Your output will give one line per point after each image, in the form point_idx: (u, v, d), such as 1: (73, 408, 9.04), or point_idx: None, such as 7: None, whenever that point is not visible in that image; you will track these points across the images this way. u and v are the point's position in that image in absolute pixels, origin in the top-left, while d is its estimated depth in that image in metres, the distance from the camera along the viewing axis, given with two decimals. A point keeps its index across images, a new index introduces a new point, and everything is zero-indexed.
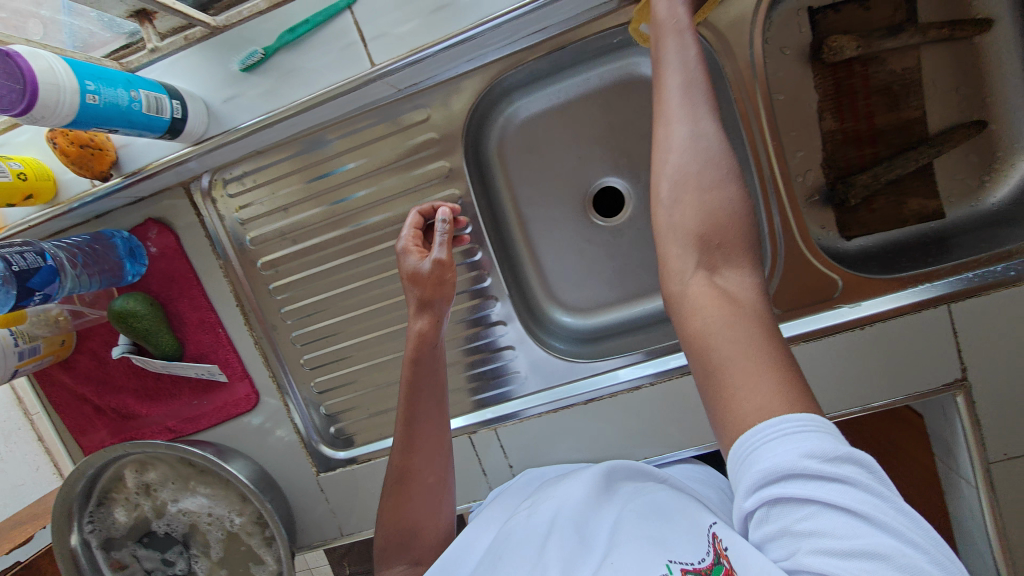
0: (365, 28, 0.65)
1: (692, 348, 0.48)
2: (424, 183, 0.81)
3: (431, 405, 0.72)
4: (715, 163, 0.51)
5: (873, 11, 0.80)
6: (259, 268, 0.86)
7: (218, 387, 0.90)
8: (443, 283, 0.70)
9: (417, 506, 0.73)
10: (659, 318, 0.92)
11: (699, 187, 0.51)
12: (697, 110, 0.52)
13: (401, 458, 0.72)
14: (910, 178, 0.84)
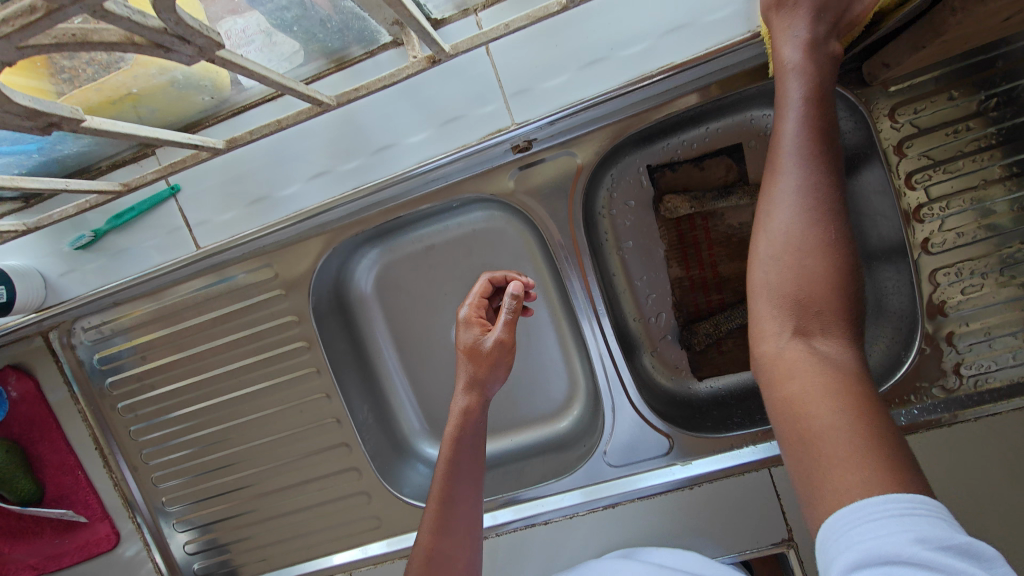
0: (189, 215, 0.69)
1: (787, 406, 0.46)
2: (274, 333, 0.83)
3: (468, 444, 0.72)
4: (823, 242, 0.49)
5: (707, 171, 0.84)
6: (119, 410, 0.88)
7: (80, 526, 0.90)
8: (494, 360, 0.74)
9: (451, 566, 0.68)
10: (525, 454, 0.93)
11: (834, 258, 0.48)
12: (807, 166, 0.51)
13: (437, 499, 0.70)
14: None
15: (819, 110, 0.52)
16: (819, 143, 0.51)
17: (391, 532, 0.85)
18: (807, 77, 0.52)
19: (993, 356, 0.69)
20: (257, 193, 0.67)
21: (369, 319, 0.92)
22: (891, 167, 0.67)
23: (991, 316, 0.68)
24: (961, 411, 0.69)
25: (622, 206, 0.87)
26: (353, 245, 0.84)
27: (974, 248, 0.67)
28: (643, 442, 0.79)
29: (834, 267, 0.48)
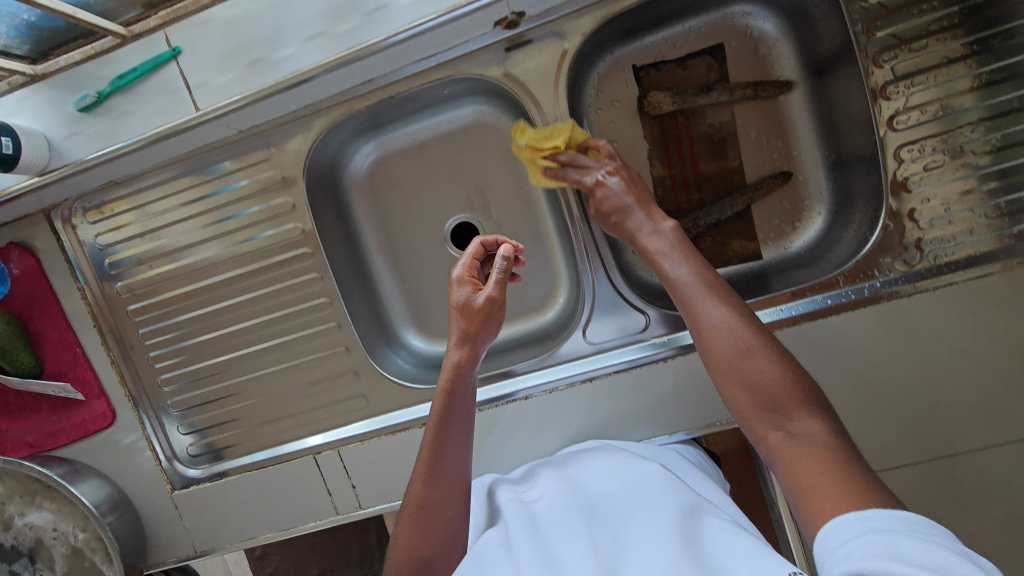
0: (188, 76, 0.71)
1: (792, 476, 0.54)
2: (270, 214, 0.87)
3: (458, 400, 0.75)
4: (762, 348, 0.59)
5: (689, 70, 0.87)
6: (118, 290, 0.92)
7: (78, 403, 0.93)
8: (488, 315, 0.77)
9: (443, 512, 0.70)
10: (508, 347, 0.97)
11: (770, 349, 0.59)
12: (711, 300, 0.62)
13: (429, 450, 0.72)
14: (731, 220, 0.90)
15: (698, 270, 0.66)
16: (712, 280, 0.65)
17: (377, 412, 0.90)
18: (676, 250, 0.68)
19: (948, 231, 0.72)
20: (250, 54, 0.70)
21: (362, 213, 0.96)
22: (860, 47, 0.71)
23: (947, 192, 0.72)
24: (923, 282, 0.73)
25: (610, 105, 0.90)
26: (347, 133, 0.87)
27: (937, 125, 0.71)
28: (620, 320, 0.84)
29: (773, 356, 0.59)
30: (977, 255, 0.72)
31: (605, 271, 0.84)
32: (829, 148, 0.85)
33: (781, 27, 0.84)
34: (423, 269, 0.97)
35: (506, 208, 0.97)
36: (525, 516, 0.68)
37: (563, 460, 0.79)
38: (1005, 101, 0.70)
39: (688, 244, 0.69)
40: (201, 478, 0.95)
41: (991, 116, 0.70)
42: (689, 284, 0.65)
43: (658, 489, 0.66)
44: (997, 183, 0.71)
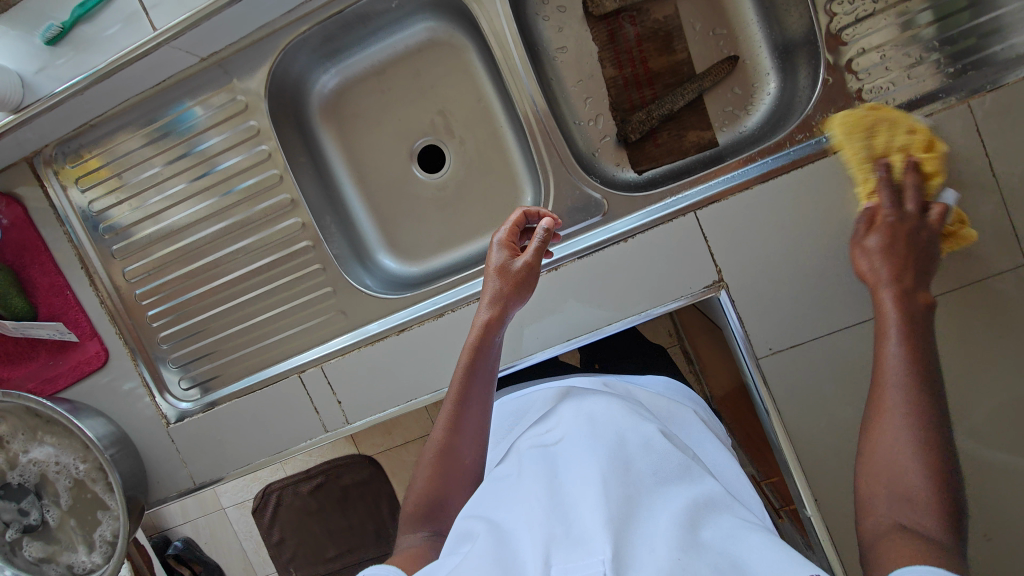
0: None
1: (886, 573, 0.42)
2: (239, 141, 0.91)
3: (483, 360, 0.70)
4: (899, 420, 0.47)
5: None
6: (103, 233, 0.97)
7: (72, 346, 0.97)
8: (518, 283, 0.70)
9: (460, 460, 0.68)
10: (479, 260, 1.00)
11: (926, 486, 0.44)
12: (919, 402, 0.47)
13: (454, 404, 0.68)
14: (684, 111, 0.92)
15: (913, 348, 0.51)
16: (924, 376, 0.49)
17: (356, 325, 0.93)
18: (904, 327, 0.52)
19: (899, 72, 0.75)
20: None
21: (329, 142, 1.00)
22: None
23: (898, 32, 0.75)
24: (880, 125, 0.75)
25: (555, 12, 0.93)
26: (305, 58, 0.91)
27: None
28: (578, 213, 0.88)
29: (941, 491, 0.44)
30: (927, 95, 0.74)
31: (563, 165, 0.89)
32: (768, 28, 0.88)
33: None
34: (395, 190, 1.02)
35: (467, 127, 1.00)
36: (541, 459, 0.61)
37: (581, 398, 0.71)
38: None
39: (928, 324, 0.53)
40: (194, 410, 0.98)
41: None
42: (892, 360, 0.50)
43: (681, 467, 0.56)
44: (935, 21, 0.74)
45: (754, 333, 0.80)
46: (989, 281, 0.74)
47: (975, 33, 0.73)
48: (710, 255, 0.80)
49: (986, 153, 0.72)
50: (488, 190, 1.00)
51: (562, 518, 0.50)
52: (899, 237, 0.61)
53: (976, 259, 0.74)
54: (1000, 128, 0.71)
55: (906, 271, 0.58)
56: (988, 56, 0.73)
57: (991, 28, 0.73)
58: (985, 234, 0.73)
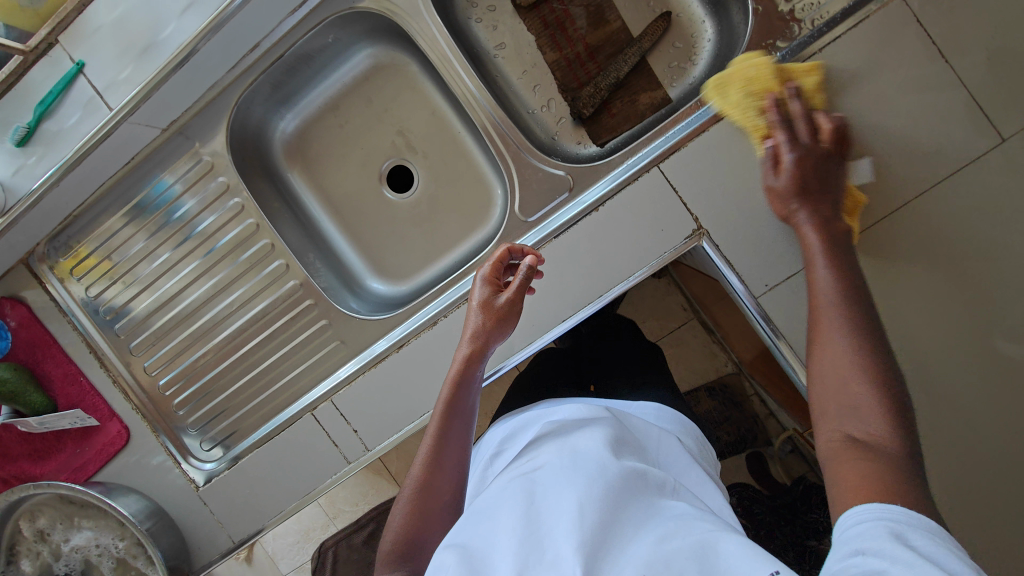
0: (96, 82, 0.80)
1: (835, 471, 0.45)
2: (212, 200, 0.95)
3: (464, 398, 0.69)
4: (832, 312, 0.52)
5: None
6: (105, 316, 1.01)
7: (95, 430, 0.99)
8: (499, 320, 0.71)
9: (438, 497, 0.65)
10: (463, 265, 1.00)
11: (874, 394, 0.47)
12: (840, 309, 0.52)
13: (437, 442, 0.67)
14: (630, 76, 0.93)
15: (841, 268, 0.55)
16: (852, 297, 0.53)
17: (358, 350, 0.95)
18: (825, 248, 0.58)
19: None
20: (141, 44, 0.78)
21: (298, 185, 1.03)
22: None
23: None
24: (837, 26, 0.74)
25: (487, 12, 0.96)
26: (260, 107, 0.94)
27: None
28: (545, 195, 0.87)
29: (882, 395, 0.47)
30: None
31: (519, 150, 0.88)
32: None
33: None
34: (369, 216, 1.04)
35: (427, 140, 1.02)
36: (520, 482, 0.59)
37: (565, 432, 0.67)
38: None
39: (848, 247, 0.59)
40: (220, 468, 0.99)
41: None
42: (824, 288, 0.55)
43: (647, 501, 0.54)
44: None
45: (746, 273, 0.78)
46: (972, 166, 0.72)
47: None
48: (683, 205, 0.78)
49: (937, 42, 0.71)
50: (460, 196, 1.02)
51: (536, 553, 0.47)
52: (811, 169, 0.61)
53: (953, 147, 0.72)
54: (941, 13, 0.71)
55: (813, 198, 0.61)
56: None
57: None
58: (957, 121, 0.72)
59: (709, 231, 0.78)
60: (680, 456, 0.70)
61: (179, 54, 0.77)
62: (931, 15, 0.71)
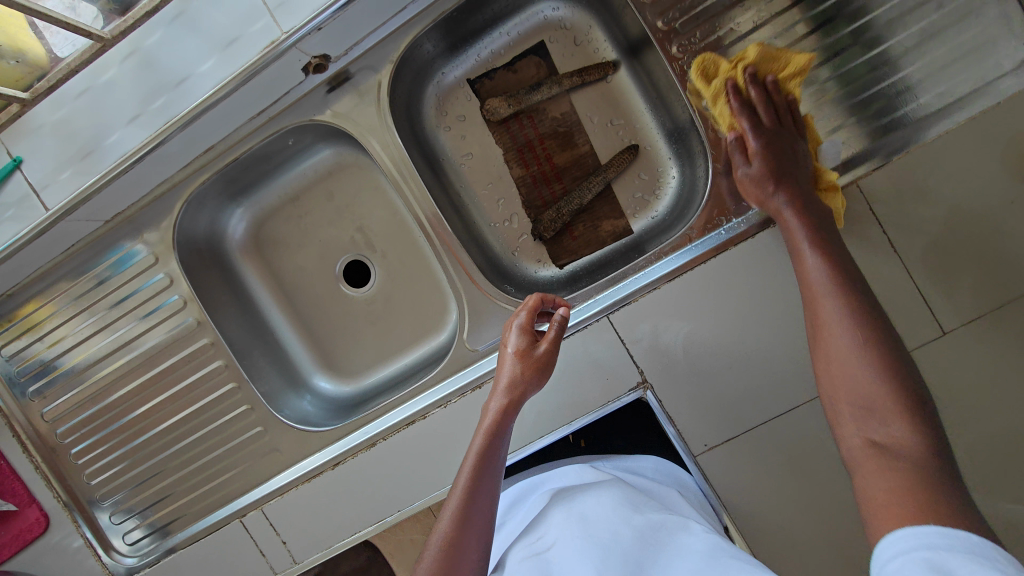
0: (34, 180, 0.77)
1: (860, 459, 0.50)
2: (152, 296, 0.91)
3: (497, 446, 0.66)
4: (825, 285, 0.57)
5: (520, 72, 0.91)
6: (31, 398, 0.96)
7: (11, 517, 0.94)
8: (540, 369, 0.69)
9: (463, 554, 0.59)
10: (411, 372, 0.98)
11: (882, 379, 0.51)
12: (834, 306, 0.56)
13: (467, 492, 0.62)
14: (594, 202, 0.92)
15: (829, 263, 0.59)
16: (844, 281, 0.57)
17: (295, 461, 0.90)
18: (805, 235, 0.62)
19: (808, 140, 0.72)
20: (82, 150, 0.75)
21: (247, 274, 0.99)
22: (659, 6, 0.73)
23: (802, 105, 0.72)
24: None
25: (456, 121, 0.93)
26: (213, 200, 0.91)
27: (777, 41, 0.72)
28: (495, 323, 0.86)
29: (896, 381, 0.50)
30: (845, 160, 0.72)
31: (473, 278, 0.86)
32: (663, 113, 0.87)
33: (571, 11, 0.87)
34: (321, 312, 1.01)
35: (388, 240, 1.00)
36: (542, 563, 0.61)
37: (573, 497, 0.71)
38: (826, 8, 0.70)
39: (824, 227, 0.63)
40: (140, 568, 0.94)
41: (817, 26, 0.71)
42: (817, 282, 0.58)
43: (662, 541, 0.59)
44: (839, 88, 0.72)
45: (690, 433, 0.76)
46: (923, 348, 0.72)
47: (875, 99, 0.70)
48: (630, 357, 0.77)
49: (886, 228, 0.71)
50: (415, 301, 1.00)
51: None
52: (775, 162, 0.66)
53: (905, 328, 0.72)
54: (903, 196, 0.70)
55: (785, 184, 0.65)
56: (896, 119, 0.70)
57: (894, 91, 0.70)
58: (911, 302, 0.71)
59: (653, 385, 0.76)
60: (673, 496, 0.75)
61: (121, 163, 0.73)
62: (891, 198, 0.70)
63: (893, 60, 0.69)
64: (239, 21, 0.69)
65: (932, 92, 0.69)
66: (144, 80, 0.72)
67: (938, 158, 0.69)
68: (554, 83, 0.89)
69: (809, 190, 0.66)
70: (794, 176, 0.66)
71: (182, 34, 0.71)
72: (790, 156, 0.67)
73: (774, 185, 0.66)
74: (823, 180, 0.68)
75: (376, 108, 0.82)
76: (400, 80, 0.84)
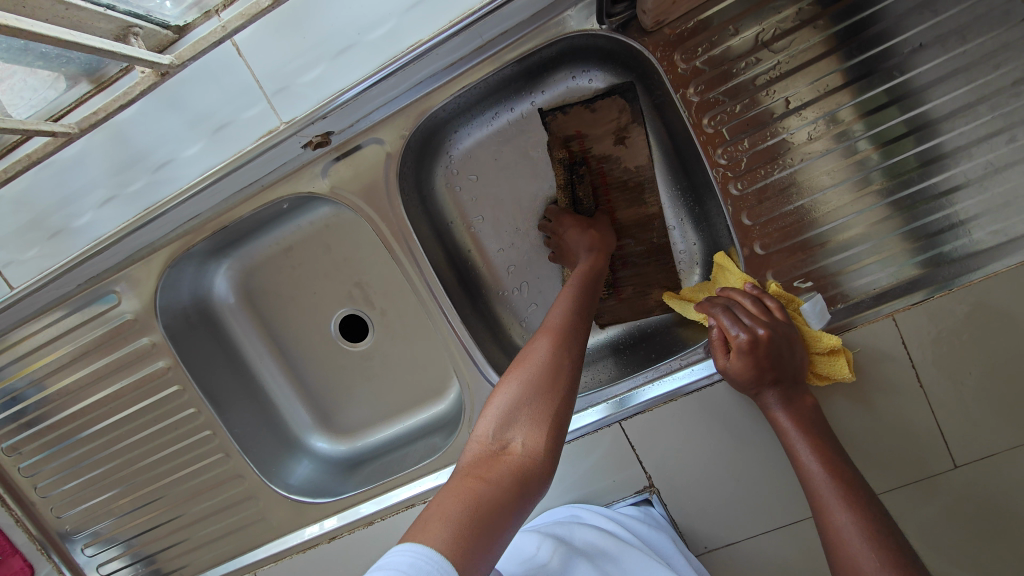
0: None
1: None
2: (135, 358, 0.84)
3: (575, 347, 0.58)
4: (828, 487, 0.58)
5: (600, 110, 0.75)
6: (4, 451, 0.89)
7: None
8: (600, 261, 0.73)
9: (528, 417, 0.51)
10: (411, 437, 0.94)
11: (879, 553, 0.52)
12: (849, 504, 0.56)
13: (539, 369, 0.55)
14: (637, 269, 0.84)
15: (830, 460, 0.60)
16: (843, 477, 0.58)
17: (288, 531, 0.88)
18: (807, 436, 0.62)
19: (855, 262, 0.69)
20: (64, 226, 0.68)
21: (240, 328, 0.93)
22: (708, 108, 0.66)
23: (852, 227, 0.68)
24: (839, 321, 0.69)
25: (469, 181, 0.83)
26: (200, 256, 0.83)
27: (833, 156, 0.67)
28: None
29: (884, 556, 0.52)
30: (881, 291, 0.69)
31: (479, 370, 0.79)
32: (694, 200, 0.79)
33: (605, 77, 0.76)
34: (314, 369, 0.95)
35: (388, 297, 0.92)
36: None
37: (569, 535, 0.66)
38: (892, 127, 0.65)
39: (820, 424, 0.64)
40: None
41: (878, 145, 0.66)
42: (818, 481, 0.59)
43: None
44: (894, 212, 0.67)
45: (697, 542, 0.75)
46: (951, 489, 0.69)
47: (928, 229, 0.67)
48: (638, 463, 0.75)
49: (916, 366, 0.68)
50: (415, 364, 0.94)
51: None
52: (762, 359, 0.63)
53: (936, 467, 0.69)
54: (950, 335, 0.67)
55: (782, 385, 0.64)
56: (943, 252, 0.67)
57: (947, 223, 0.66)
58: (943, 442, 0.68)
59: (661, 490, 0.75)
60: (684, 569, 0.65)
61: (111, 238, 0.69)
62: (934, 336, 0.67)
63: (954, 190, 0.66)
64: (235, 104, 0.69)
65: (986, 230, 0.66)
66: (113, 155, 0.71)
67: (988, 300, 0.66)
68: (637, 130, 0.75)
69: (795, 381, 0.65)
70: (781, 366, 0.64)
71: (161, 112, 0.69)
72: (790, 351, 0.65)
73: (761, 386, 0.64)
74: (818, 348, 0.67)
75: (387, 182, 0.73)
76: (415, 148, 0.75)
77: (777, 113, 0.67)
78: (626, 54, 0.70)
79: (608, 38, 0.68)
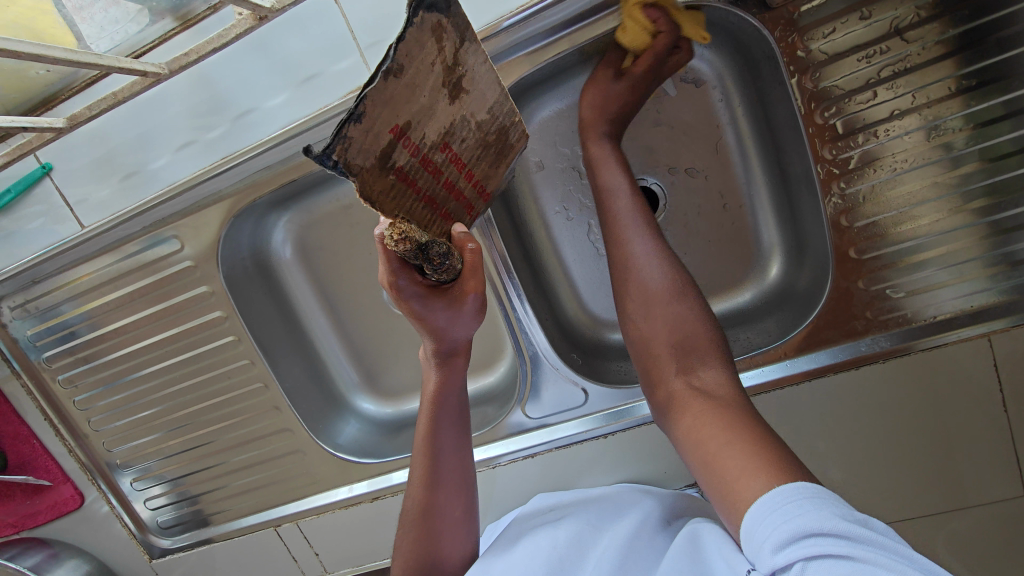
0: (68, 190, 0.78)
1: (690, 430, 0.54)
2: (191, 307, 0.84)
3: (446, 434, 0.64)
4: (631, 217, 0.64)
5: (408, 68, 0.37)
6: (60, 382, 0.91)
7: (46, 489, 0.94)
8: (479, 312, 0.56)
9: (445, 516, 0.65)
10: None
11: (668, 273, 0.62)
12: (650, 233, 0.64)
13: (424, 483, 0.64)
14: (711, 261, 0.80)
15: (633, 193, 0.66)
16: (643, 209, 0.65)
17: (333, 485, 0.90)
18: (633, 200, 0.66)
19: (931, 283, 0.67)
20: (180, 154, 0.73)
21: (294, 282, 0.92)
22: (822, 99, 0.62)
23: (950, 243, 0.65)
24: (916, 341, 0.69)
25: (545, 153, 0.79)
26: (262, 209, 0.81)
27: (946, 163, 0.62)
28: (555, 396, 0.79)
29: (686, 299, 0.61)
30: (968, 311, 0.67)
31: (539, 352, 0.77)
32: (781, 193, 0.74)
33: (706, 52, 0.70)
34: (364, 332, 0.94)
35: None
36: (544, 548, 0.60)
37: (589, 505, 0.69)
38: (1003, 143, 0.61)
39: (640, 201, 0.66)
40: (175, 548, 0.97)
41: (985, 161, 0.62)
42: (621, 214, 0.65)
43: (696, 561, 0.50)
44: (1000, 232, 0.64)
45: None
46: (980, 508, 0.72)
47: (1015, 256, 0.64)
48: None
49: (1003, 390, 0.68)
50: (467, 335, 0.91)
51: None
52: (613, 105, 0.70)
53: (971, 487, 0.72)
54: (1019, 363, 0.67)
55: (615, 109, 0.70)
56: None
57: None
58: (1001, 461, 0.70)
59: None
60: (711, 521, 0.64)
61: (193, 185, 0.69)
62: (1012, 358, 0.67)
63: None
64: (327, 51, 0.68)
65: None
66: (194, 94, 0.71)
67: None
68: (470, 56, 0.41)
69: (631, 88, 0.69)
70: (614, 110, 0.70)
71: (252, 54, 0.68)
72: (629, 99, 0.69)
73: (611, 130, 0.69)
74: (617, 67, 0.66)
75: None
76: None
77: (896, 110, 0.61)
78: (735, 31, 0.65)
79: (721, 12, 0.62)
